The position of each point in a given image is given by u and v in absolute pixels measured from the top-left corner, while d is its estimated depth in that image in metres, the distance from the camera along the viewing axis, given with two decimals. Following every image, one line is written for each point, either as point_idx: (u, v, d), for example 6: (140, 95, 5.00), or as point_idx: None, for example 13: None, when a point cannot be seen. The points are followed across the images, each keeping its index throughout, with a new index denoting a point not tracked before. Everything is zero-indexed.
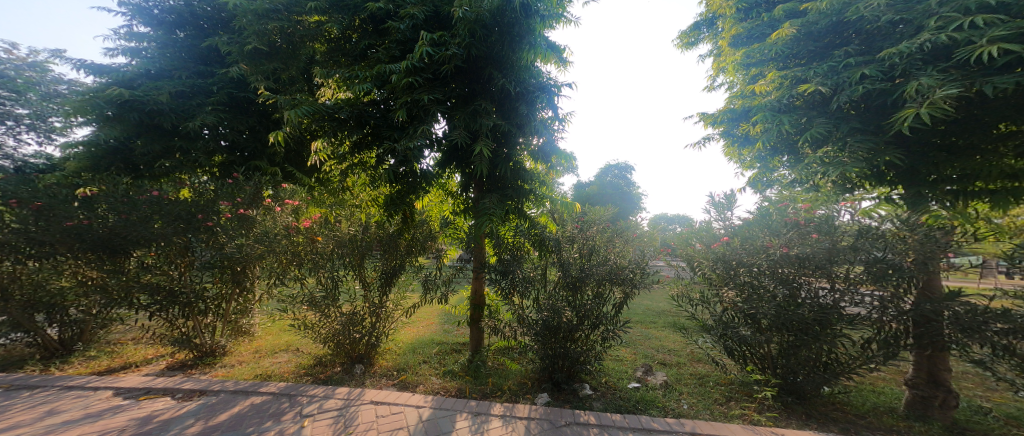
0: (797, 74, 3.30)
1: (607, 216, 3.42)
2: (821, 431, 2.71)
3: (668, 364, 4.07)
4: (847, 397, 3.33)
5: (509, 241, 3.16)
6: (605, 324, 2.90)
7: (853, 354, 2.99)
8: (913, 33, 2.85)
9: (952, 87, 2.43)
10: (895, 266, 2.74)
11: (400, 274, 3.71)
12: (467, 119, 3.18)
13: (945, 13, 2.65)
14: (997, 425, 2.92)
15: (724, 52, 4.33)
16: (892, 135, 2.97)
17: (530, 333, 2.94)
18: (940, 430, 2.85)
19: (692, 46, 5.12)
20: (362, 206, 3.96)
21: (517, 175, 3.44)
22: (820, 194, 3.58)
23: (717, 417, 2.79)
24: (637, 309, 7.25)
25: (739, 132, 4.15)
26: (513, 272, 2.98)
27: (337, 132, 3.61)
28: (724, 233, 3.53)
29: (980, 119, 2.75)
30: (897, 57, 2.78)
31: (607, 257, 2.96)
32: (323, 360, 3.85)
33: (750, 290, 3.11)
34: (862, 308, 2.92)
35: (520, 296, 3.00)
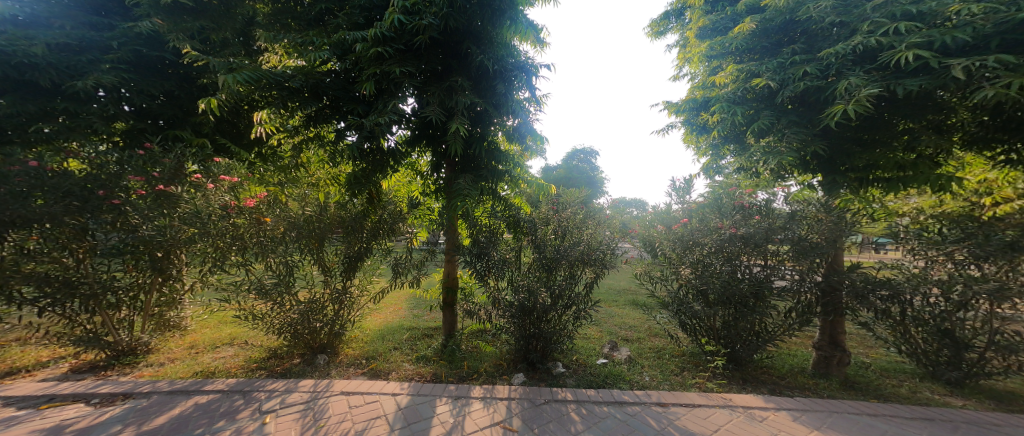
0: (751, 68, 3.51)
1: (581, 197, 3.49)
2: (757, 393, 3.07)
3: (630, 340, 4.36)
4: (771, 362, 3.81)
5: (484, 222, 3.15)
6: (578, 304, 3.03)
7: (779, 322, 3.39)
8: (848, 35, 3.17)
9: (875, 87, 2.74)
10: (813, 244, 3.13)
11: (366, 259, 3.54)
12: (442, 96, 3.03)
13: (877, 19, 2.95)
14: (877, 376, 3.56)
15: (690, 43, 4.44)
16: (820, 128, 3.29)
17: (506, 315, 2.99)
18: (837, 385, 3.38)
19: (661, 35, 5.18)
20: (320, 186, 3.69)
21: (491, 156, 3.36)
22: (758, 180, 4.01)
23: (675, 386, 3.06)
24: (602, 289, 7.68)
25: (698, 121, 4.33)
26: (487, 254, 2.98)
27: (289, 103, 3.28)
28: (682, 214, 3.83)
29: (887, 117, 3.16)
30: (834, 56, 3.07)
31: (579, 239, 3.06)
32: (278, 352, 3.62)
33: (702, 268, 3.38)
34: (785, 281, 3.31)
35: (495, 278, 3.01)
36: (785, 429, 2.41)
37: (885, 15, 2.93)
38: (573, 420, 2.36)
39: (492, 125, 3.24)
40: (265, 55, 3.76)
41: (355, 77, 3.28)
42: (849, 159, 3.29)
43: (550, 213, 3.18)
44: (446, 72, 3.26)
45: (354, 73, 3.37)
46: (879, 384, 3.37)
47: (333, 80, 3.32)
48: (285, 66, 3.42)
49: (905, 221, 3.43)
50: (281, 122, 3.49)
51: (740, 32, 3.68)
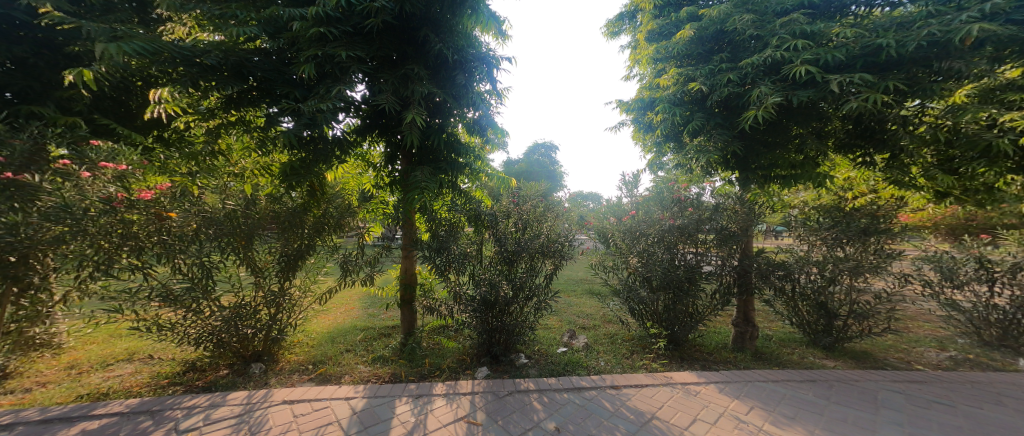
0: (688, 72, 3.82)
1: (541, 191, 3.52)
2: (693, 369, 3.42)
3: (587, 328, 4.58)
4: (704, 340, 4.26)
5: (443, 216, 3.10)
6: (538, 295, 3.12)
7: (708, 303, 3.80)
8: (761, 47, 3.60)
9: (778, 95, 3.17)
10: (729, 232, 3.64)
11: (307, 257, 3.24)
12: (396, 84, 2.85)
13: (783, 34, 3.40)
14: (777, 347, 4.21)
15: (640, 44, 4.67)
16: (738, 130, 3.73)
17: (467, 309, 2.98)
18: (751, 357, 3.88)
19: (616, 37, 5.33)
20: (243, 176, 3.28)
21: (451, 148, 3.26)
22: (693, 176, 4.38)
23: (626, 369, 3.29)
24: (561, 279, 7.99)
25: (644, 120, 4.61)
26: (447, 249, 2.93)
27: (202, 83, 2.85)
28: (631, 207, 4.03)
29: (785, 122, 3.68)
30: (751, 66, 3.48)
31: (539, 231, 3.13)
32: (198, 365, 3.21)
33: (648, 257, 3.66)
34: (710, 266, 3.76)
35: (456, 273, 2.97)
36: (714, 400, 2.72)
37: (787, 32, 3.39)
38: (535, 409, 2.43)
39: (451, 117, 3.17)
40: (170, 25, 3.21)
41: (291, 58, 2.96)
42: (762, 157, 3.76)
43: (512, 206, 3.16)
44: (399, 59, 3.11)
45: (289, 53, 3.04)
46: (779, 353, 3.99)
47: (264, 59, 2.96)
48: (199, 40, 2.95)
49: (795, 212, 4.09)
50: (192, 103, 2.97)
51: (681, 38, 3.97)
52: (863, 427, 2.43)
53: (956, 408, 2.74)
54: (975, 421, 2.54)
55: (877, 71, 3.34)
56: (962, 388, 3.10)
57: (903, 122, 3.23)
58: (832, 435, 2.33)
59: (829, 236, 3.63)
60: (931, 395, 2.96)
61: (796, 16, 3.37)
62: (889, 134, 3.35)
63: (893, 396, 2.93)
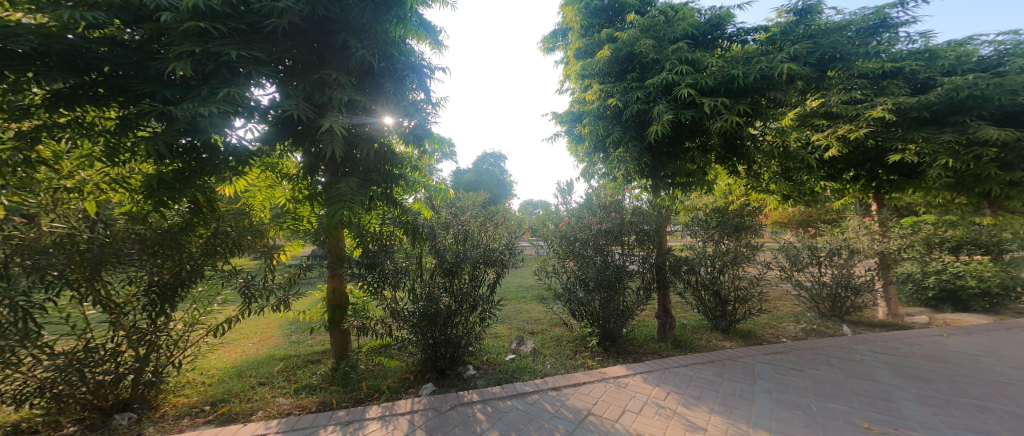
0: (607, 89, 4.22)
1: (481, 200, 3.49)
2: (626, 363, 3.68)
3: (535, 332, 4.66)
4: (635, 334, 4.64)
5: (376, 231, 2.86)
6: (482, 305, 3.09)
7: (636, 299, 4.12)
8: (660, 67, 4.18)
9: (669, 113, 3.81)
10: (646, 233, 4.12)
11: (191, 285, 2.64)
12: (310, 90, 2.57)
13: (675, 59, 4.00)
14: (690, 333, 4.79)
15: (570, 61, 5.00)
16: (646, 142, 4.24)
17: (406, 326, 2.83)
18: (671, 345, 4.34)
19: (550, 52, 5.58)
20: (84, 194, 2.42)
21: (383, 159, 2.97)
22: (614, 183, 4.74)
23: (569, 369, 3.42)
24: (510, 287, 8.08)
25: (577, 133, 4.90)
26: (381, 265, 2.74)
27: (11, 73, 1.97)
28: (566, 213, 4.22)
29: (682, 136, 4.35)
30: (654, 86, 4.04)
31: (479, 241, 3.09)
32: (29, 427, 2.41)
33: (583, 260, 3.88)
34: (636, 264, 4.15)
35: (392, 288, 2.81)
36: (639, 390, 2.96)
37: (678, 58, 3.99)
38: (479, 420, 2.36)
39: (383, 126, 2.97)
40: None
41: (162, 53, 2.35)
42: (667, 166, 4.36)
43: (450, 217, 3.07)
44: (307, 64, 2.79)
45: (156, 45, 2.41)
46: (693, 339, 4.53)
47: (117, 50, 2.28)
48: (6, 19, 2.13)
49: (698, 213, 4.75)
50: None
51: (602, 57, 4.38)
52: (745, 398, 2.88)
53: (802, 371, 3.44)
54: (815, 380, 3.22)
55: (735, 96, 4.09)
56: (806, 354, 3.89)
57: (753, 140, 4.14)
58: (725, 409, 2.69)
59: (715, 233, 4.43)
60: (789, 363, 3.65)
61: (682, 45, 3.99)
62: (746, 151, 4.18)
63: (766, 367, 3.53)
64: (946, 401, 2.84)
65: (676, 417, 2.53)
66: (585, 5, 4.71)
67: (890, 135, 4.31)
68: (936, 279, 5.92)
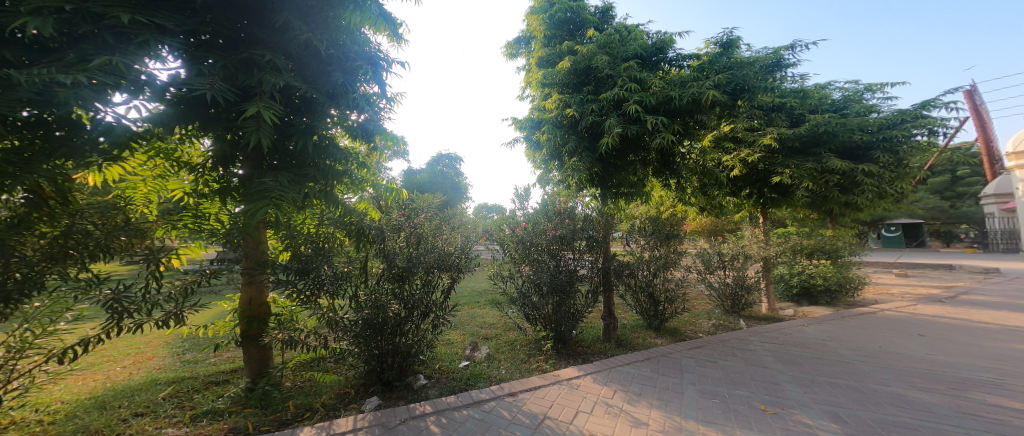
0: (565, 99, 4.37)
1: (436, 203, 3.37)
2: (577, 364, 3.79)
3: (490, 337, 4.62)
4: (584, 336, 4.81)
5: (312, 233, 2.61)
6: (435, 311, 2.99)
7: (585, 302, 4.29)
8: (613, 83, 4.44)
9: (619, 127, 4.05)
10: (595, 239, 4.29)
11: (25, 299, 1.93)
12: (234, 72, 2.22)
13: (626, 76, 4.27)
14: (631, 333, 5.10)
15: (532, 69, 5.08)
16: (597, 153, 4.47)
17: (347, 336, 2.59)
18: (616, 345, 4.56)
19: (513, 58, 5.63)
20: None
21: (323, 153, 2.65)
22: (567, 190, 4.88)
23: (523, 374, 3.43)
24: (464, 291, 7.95)
25: (534, 140, 4.96)
26: (314, 271, 2.48)
27: None
28: (523, 219, 4.26)
29: (629, 150, 4.66)
30: (606, 101, 4.28)
31: (434, 246, 2.97)
32: None
33: (537, 264, 3.93)
34: (585, 269, 4.31)
35: (331, 296, 2.60)
36: (591, 390, 3.06)
37: (628, 77, 4.27)
38: (433, 432, 2.27)
39: (327, 117, 2.62)
40: None
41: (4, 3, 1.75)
42: (614, 175, 4.73)
43: (402, 220, 2.91)
44: (232, 42, 2.45)
45: None
46: (635, 338, 4.83)
47: None
48: None
49: (636, 221, 5.14)
50: None
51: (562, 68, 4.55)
52: (676, 391, 3.13)
53: (717, 362, 3.86)
54: (726, 370, 3.63)
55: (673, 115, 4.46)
56: (718, 346, 4.40)
57: (682, 157, 4.73)
58: (663, 403, 2.88)
59: (652, 240, 4.89)
60: (708, 356, 4.08)
61: (632, 64, 4.27)
62: (677, 167, 4.74)
63: (690, 361, 3.89)
64: (824, 382, 3.34)
65: (623, 414, 2.65)
66: (549, 16, 4.84)
67: (773, 161, 5.00)
68: (798, 279, 7.13)
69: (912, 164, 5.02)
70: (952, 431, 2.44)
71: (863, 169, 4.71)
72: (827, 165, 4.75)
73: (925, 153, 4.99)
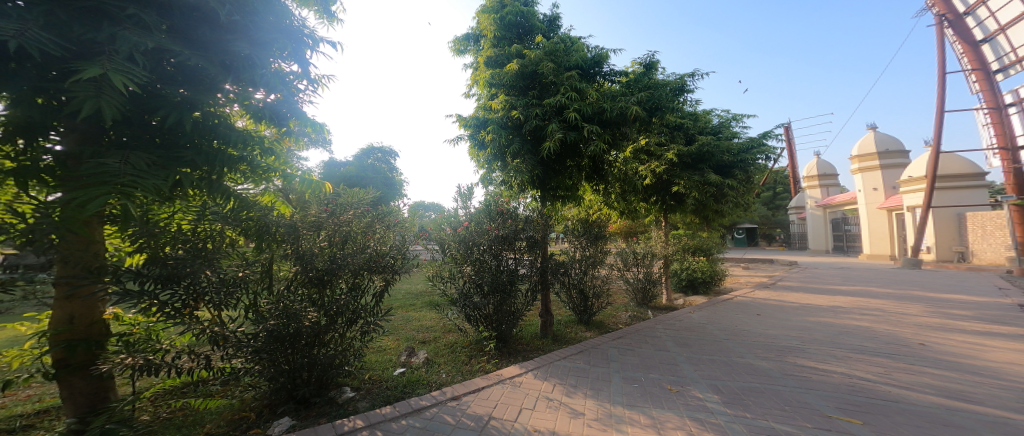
0: (511, 101, 4.36)
1: (369, 199, 3.02)
2: (518, 362, 3.80)
3: (427, 341, 4.40)
4: (523, 334, 4.85)
5: (191, 233, 2.15)
6: (365, 317, 2.73)
7: (525, 302, 4.33)
8: (557, 90, 4.56)
9: (560, 133, 4.18)
10: (535, 240, 4.38)
11: None
12: (71, 19, 1.69)
13: (569, 85, 4.42)
14: (565, 328, 5.31)
15: (480, 67, 4.95)
16: (540, 156, 4.55)
17: (243, 353, 2.23)
18: (552, 340, 4.69)
19: (461, 54, 5.45)
20: None
21: (204, 131, 2.09)
22: (509, 190, 4.78)
23: (465, 376, 3.33)
24: (397, 294, 7.53)
25: (479, 138, 4.82)
26: (189, 276, 2.02)
27: None
28: (465, 218, 4.11)
29: (568, 155, 4.83)
30: (550, 107, 4.39)
31: (365, 245, 2.70)
32: None
33: (479, 264, 3.85)
34: (525, 268, 4.35)
35: (214, 306, 2.15)
36: (532, 387, 3.08)
37: (571, 85, 4.42)
38: None
39: (219, 94, 2.19)
40: None
41: None
42: (554, 179, 4.89)
43: (323, 216, 2.55)
44: None
45: None
46: (569, 333, 5.03)
47: None
48: None
49: (569, 222, 5.34)
50: None
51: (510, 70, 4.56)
52: (604, 380, 3.30)
53: (632, 350, 4.21)
54: (639, 356, 3.97)
55: (608, 123, 4.72)
56: (634, 335, 4.81)
57: (611, 165, 5.04)
58: (593, 393, 3.01)
59: (584, 240, 5.19)
60: (626, 344, 4.43)
61: (574, 74, 4.44)
62: (607, 174, 5.05)
63: (614, 350, 4.18)
64: (706, 359, 3.85)
65: (563, 407, 2.72)
66: (500, 17, 4.80)
67: (674, 174, 6.25)
68: (685, 273, 8.30)
69: (754, 181, 7.19)
70: (783, 390, 3.02)
71: (727, 184, 6.37)
72: (707, 179, 6.14)
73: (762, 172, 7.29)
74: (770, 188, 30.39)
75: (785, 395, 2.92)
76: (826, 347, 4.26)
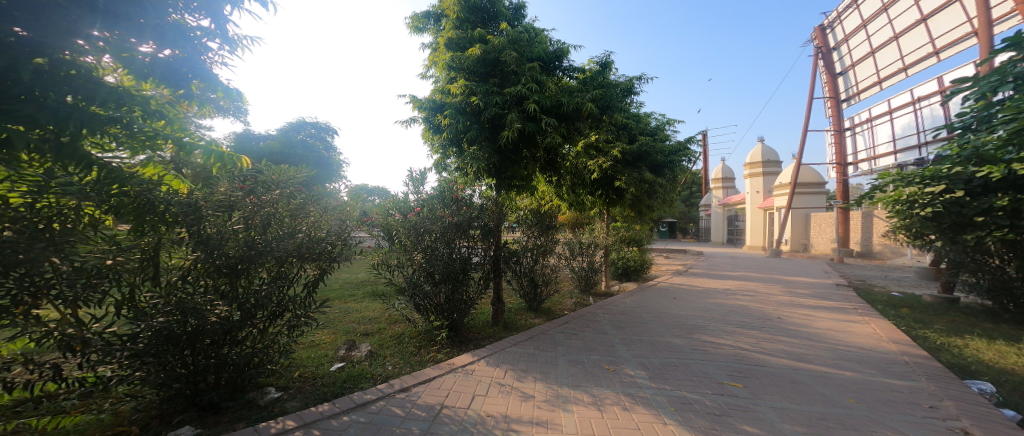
0: (471, 86, 4.17)
1: (301, 178, 2.68)
2: (471, 350, 3.72)
3: (370, 334, 4.12)
4: (475, 323, 4.76)
5: (32, 211, 1.63)
6: (293, 310, 2.41)
7: (478, 290, 4.23)
8: (518, 79, 4.43)
9: (519, 122, 4.09)
10: (489, 229, 4.29)
11: None
12: None
13: (531, 76, 4.32)
14: (517, 315, 5.32)
15: (439, 48, 4.63)
16: (498, 145, 4.42)
17: (115, 359, 1.83)
18: (505, 328, 4.66)
19: (419, 33, 5.06)
20: None
21: (55, 81, 1.57)
22: (464, 177, 4.58)
23: (415, 367, 3.17)
24: (334, 284, 7.00)
25: (435, 122, 4.53)
26: (29, 266, 1.51)
27: None
28: (416, 204, 3.86)
29: (526, 146, 4.75)
30: (511, 96, 4.26)
31: (296, 228, 2.42)
32: None
33: (430, 252, 3.65)
34: (478, 257, 4.24)
35: (65, 305, 1.70)
36: (485, 374, 3.02)
37: (532, 77, 4.33)
38: None
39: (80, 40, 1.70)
40: None
41: None
42: (509, 169, 4.77)
43: (238, 195, 2.22)
44: None
45: None
46: (521, 321, 5.04)
47: None
48: None
49: (525, 212, 5.33)
50: None
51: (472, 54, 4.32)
52: (552, 363, 3.36)
53: (576, 334, 4.35)
54: (582, 340, 4.12)
55: (565, 118, 4.72)
56: (579, 320, 4.98)
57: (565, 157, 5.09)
58: (541, 376, 3.03)
59: (536, 229, 5.24)
60: (572, 329, 4.56)
61: (536, 65, 4.34)
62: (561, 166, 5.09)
63: (561, 335, 4.28)
64: (635, 339, 4.12)
65: (514, 391, 2.69)
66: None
67: (615, 169, 6.64)
68: (621, 262, 8.84)
69: (677, 179, 8.01)
70: (692, 363, 3.31)
71: (658, 183, 6.99)
72: (644, 176, 6.64)
73: (685, 172, 8.21)
74: (688, 187, 33.49)
75: (695, 367, 3.19)
76: (726, 325, 4.73)
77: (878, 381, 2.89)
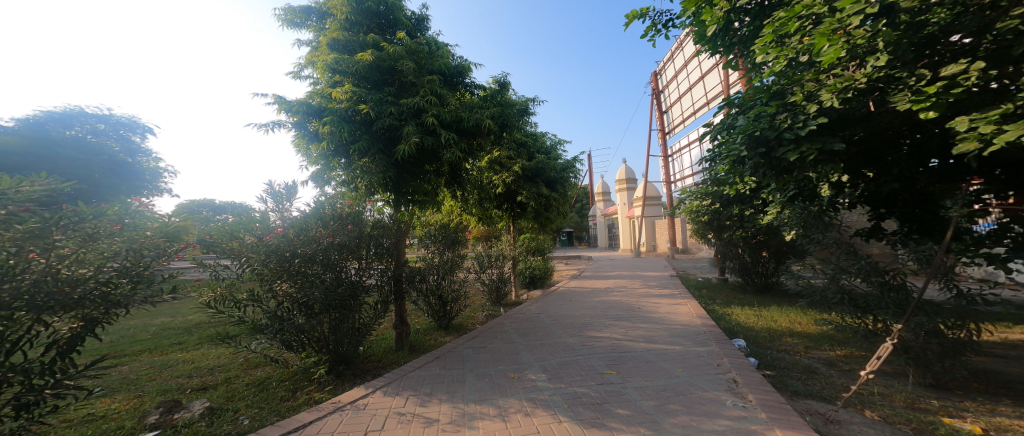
0: (358, 93, 3.84)
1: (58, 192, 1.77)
2: (362, 383, 3.32)
3: (209, 387, 3.29)
4: (371, 350, 4.30)
5: None
6: (34, 378, 1.58)
7: (371, 315, 3.83)
8: (417, 90, 4.30)
9: (417, 134, 3.92)
10: (385, 247, 3.96)
11: None
12: None
13: (431, 88, 4.24)
14: (424, 336, 5.01)
15: (321, 48, 4.18)
16: (395, 158, 4.14)
17: None
18: (410, 351, 4.34)
19: (294, 27, 4.47)
20: None
21: None
22: (355, 193, 4.15)
23: (285, 414, 2.65)
24: (143, 334, 5.35)
25: (311, 128, 4.01)
26: None
27: None
28: (279, 224, 3.24)
29: (427, 160, 4.56)
30: (408, 107, 4.08)
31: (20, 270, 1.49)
32: None
33: (306, 278, 3.13)
34: (373, 279, 3.86)
35: None
36: (380, 405, 2.71)
37: (431, 89, 4.24)
38: None
39: None
40: None
41: None
42: (410, 183, 4.47)
43: None
44: None
45: None
46: (425, 341, 4.75)
47: None
48: None
49: (431, 228, 5.14)
50: None
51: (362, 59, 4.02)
52: (458, 381, 3.24)
53: (483, 347, 4.31)
54: (487, 352, 4.11)
55: (467, 133, 4.71)
56: (485, 333, 4.97)
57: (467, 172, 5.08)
58: (436, 397, 2.88)
59: (441, 245, 5.10)
60: (480, 343, 4.52)
61: (435, 78, 4.28)
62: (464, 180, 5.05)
63: (468, 351, 4.19)
64: (537, 344, 4.29)
65: (415, 418, 2.48)
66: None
67: (515, 183, 6.96)
68: (527, 272, 9.29)
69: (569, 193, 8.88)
70: (580, 359, 3.62)
71: (552, 197, 7.60)
72: (541, 191, 7.14)
73: (574, 187, 9.17)
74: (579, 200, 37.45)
75: (582, 363, 3.49)
76: (608, 320, 5.36)
77: (690, 351, 3.62)
